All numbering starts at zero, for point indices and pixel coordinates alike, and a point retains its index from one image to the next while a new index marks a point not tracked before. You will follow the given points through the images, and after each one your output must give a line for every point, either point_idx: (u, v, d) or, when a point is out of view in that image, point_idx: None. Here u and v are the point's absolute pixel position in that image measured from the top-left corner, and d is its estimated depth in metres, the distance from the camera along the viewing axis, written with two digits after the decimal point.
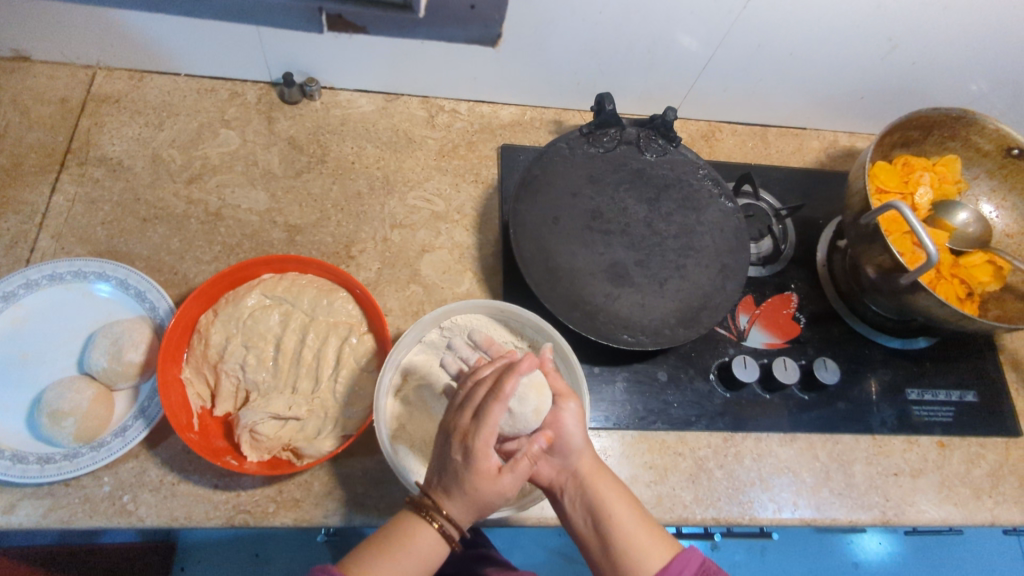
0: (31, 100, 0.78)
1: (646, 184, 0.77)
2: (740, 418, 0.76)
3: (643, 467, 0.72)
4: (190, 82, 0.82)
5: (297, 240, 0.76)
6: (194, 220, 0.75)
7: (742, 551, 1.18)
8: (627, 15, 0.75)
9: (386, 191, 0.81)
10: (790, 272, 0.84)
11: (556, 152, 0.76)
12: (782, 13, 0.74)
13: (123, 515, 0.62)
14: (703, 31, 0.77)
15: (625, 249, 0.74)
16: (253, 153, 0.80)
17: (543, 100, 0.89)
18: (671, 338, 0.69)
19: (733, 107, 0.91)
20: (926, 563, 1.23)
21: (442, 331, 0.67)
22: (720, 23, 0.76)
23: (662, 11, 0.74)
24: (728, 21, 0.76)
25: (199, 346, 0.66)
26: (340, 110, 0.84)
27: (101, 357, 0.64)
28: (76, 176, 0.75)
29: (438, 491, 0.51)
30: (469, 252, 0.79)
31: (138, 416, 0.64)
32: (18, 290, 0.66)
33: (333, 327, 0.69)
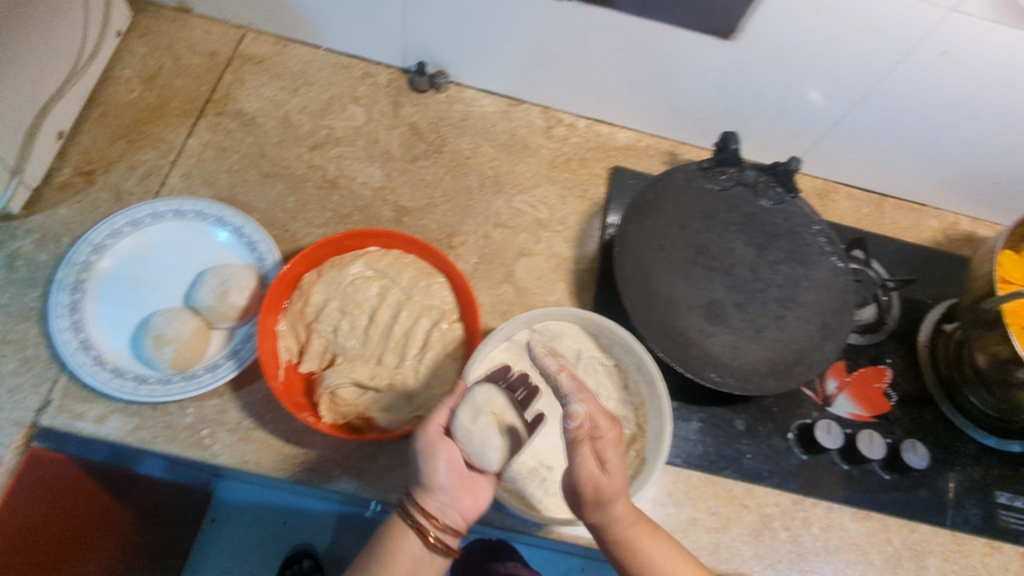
0: (185, 49, 0.82)
1: (756, 229, 0.76)
2: (815, 484, 0.73)
3: (706, 512, 0.70)
4: (329, 57, 0.85)
5: (403, 222, 0.78)
6: (311, 183, 0.78)
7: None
8: (770, 59, 0.74)
9: (495, 190, 0.82)
10: (887, 346, 0.81)
11: (671, 182, 0.76)
12: (931, 79, 0.72)
13: (199, 448, 0.64)
14: (845, 86, 0.76)
15: (724, 289, 0.73)
16: (375, 132, 0.82)
17: (662, 131, 0.88)
18: (760, 386, 0.67)
19: (852, 171, 0.89)
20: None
21: (531, 333, 0.67)
22: (863, 78, 0.74)
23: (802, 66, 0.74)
24: (868, 82, 0.74)
25: (298, 303, 0.69)
26: (463, 106, 0.86)
27: (207, 295, 0.67)
28: (212, 124, 0.79)
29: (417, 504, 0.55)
30: (565, 264, 0.79)
31: (230, 356, 0.67)
32: (145, 219, 0.71)
33: (426, 310, 0.70)
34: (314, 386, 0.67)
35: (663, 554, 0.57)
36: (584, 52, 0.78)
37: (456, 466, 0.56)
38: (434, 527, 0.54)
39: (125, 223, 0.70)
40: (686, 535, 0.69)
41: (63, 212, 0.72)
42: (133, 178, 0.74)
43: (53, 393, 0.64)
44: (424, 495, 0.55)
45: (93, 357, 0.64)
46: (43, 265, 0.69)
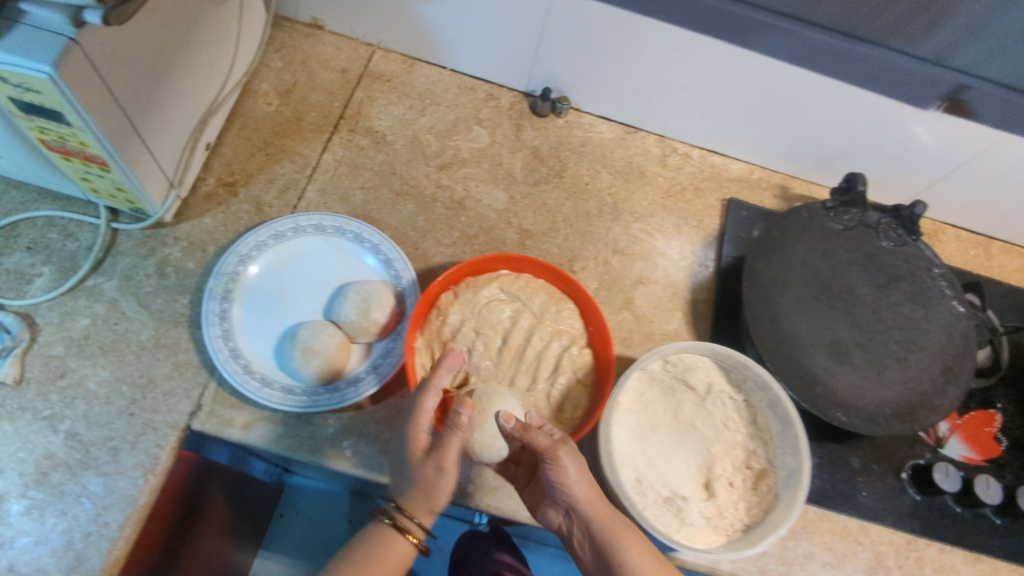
0: (318, 65, 0.85)
1: (878, 269, 0.77)
2: (930, 525, 0.73)
3: (822, 547, 0.71)
4: (453, 77, 0.88)
5: (527, 245, 0.80)
6: (440, 204, 0.80)
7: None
8: (904, 106, 0.74)
9: (614, 217, 0.83)
10: (997, 391, 0.81)
11: (796, 221, 0.77)
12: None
13: (340, 459, 0.66)
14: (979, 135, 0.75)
15: (848, 329, 0.74)
16: (499, 154, 0.84)
17: (773, 164, 0.90)
18: (885, 429, 0.68)
19: (961, 213, 0.89)
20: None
21: (664, 364, 0.69)
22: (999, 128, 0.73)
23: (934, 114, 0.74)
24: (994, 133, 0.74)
25: (436, 322, 0.70)
26: (582, 132, 0.88)
27: (351, 311, 0.69)
28: (345, 140, 0.81)
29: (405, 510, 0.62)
30: (681, 293, 0.81)
31: (371, 371, 0.69)
32: (288, 233, 0.73)
33: (557, 334, 0.71)
34: (447, 404, 0.68)
35: (641, 551, 0.59)
36: (711, 86, 0.79)
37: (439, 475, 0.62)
38: (414, 525, 0.62)
39: (269, 236, 0.72)
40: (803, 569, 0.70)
41: (207, 222, 0.74)
42: (271, 190, 0.77)
43: (203, 397, 0.67)
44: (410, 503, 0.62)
45: (243, 366, 0.66)
46: (191, 273, 0.72)
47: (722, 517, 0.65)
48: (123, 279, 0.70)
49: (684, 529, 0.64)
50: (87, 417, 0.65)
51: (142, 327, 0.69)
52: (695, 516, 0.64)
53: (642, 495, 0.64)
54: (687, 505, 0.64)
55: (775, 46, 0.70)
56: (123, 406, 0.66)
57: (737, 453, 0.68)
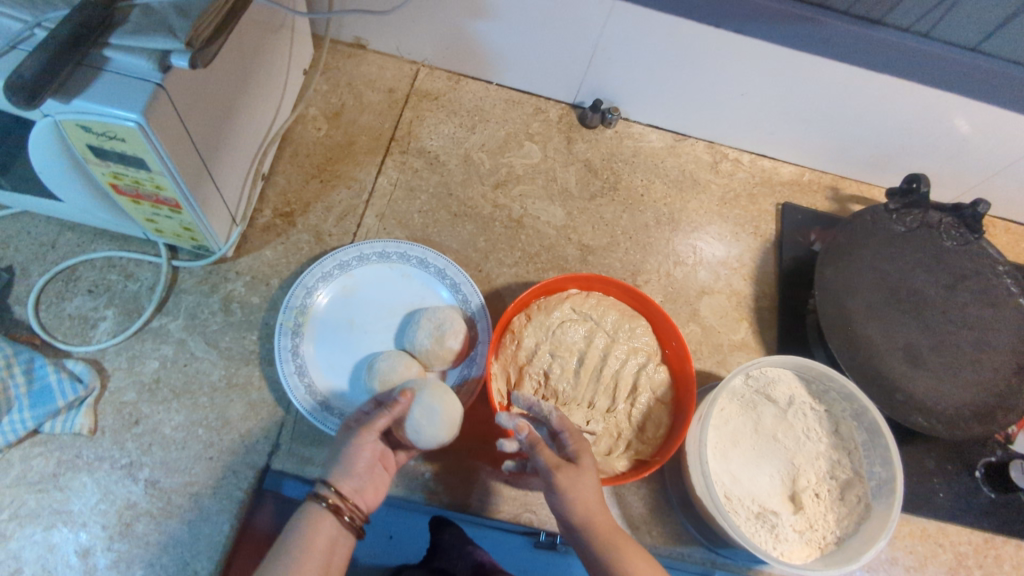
0: (364, 87, 0.83)
1: (943, 270, 0.77)
2: (1007, 522, 0.74)
3: (905, 551, 0.72)
4: (500, 92, 0.87)
5: (589, 260, 0.79)
6: (498, 223, 0.79)
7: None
8: (970, 106, 0.73)
9: (671, 227, 0.83)
10: None
11: (862, 226, 0.78)
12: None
13: (425, 491, 0.66)
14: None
15: (919, 331, 0.74)
16: (553, 169, 0.83)
17: (824, 166, 0.89)
18: (967, 431, 0.68)
19: (1012, 207, 0.89)
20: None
21: (747, 379, 0.68)
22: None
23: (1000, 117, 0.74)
24: None
25: (511, 346, 0.69)
26: (633, 142, 0.87)
27: (425, 339, 0.68)
28: (398, 163, 0.80)
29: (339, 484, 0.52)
30: (745, 301, 0.80)
31: (449, 400, 0.68)
32: (352, 261, 0.71)
33: (633, 352, 0.71)
34: None
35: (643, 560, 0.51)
36: (767, 93, 0.78)
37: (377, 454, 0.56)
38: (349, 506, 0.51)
39: (334, 265, 0.71)
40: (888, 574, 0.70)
41: (268, 254, 0.72)
42: (329, 218, 0.75)
43: (281, 436, 0.65)
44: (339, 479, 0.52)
45: (320, 403, 0.65)
46: (256, 308, 0.70)
47: (815, 530, 0.64)
48: (188, 318, 0.68)
49: (779, 544, 0.63)
50: (165, 464, 0.62)
51: (212, 367, 0.67)
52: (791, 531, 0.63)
53: (735, 512, 0.63)
54: (781, 520, 0.64)
55: (843, 49, 0.69)
56: (200, 450, 0.63)
57: (821, 464, 0.68)
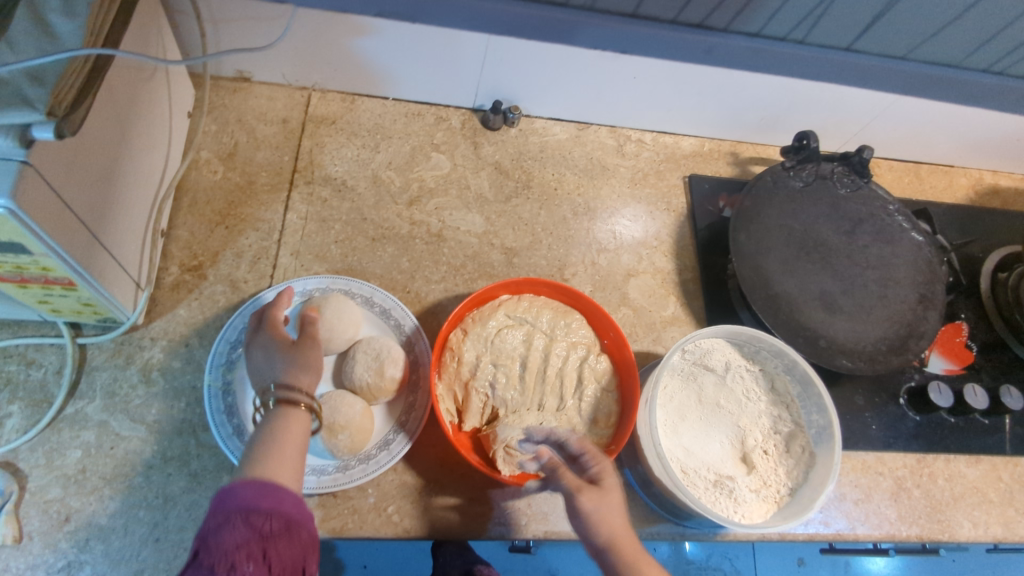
0: (255, 120, 0.80)
1: (843, 218, 0.82)
2: (934, 440, 0.80)
3: (851, 486, 0.76)
4: (398, 106, 0.85)
5: (515, 262, 0.79)
6: (418, 240, 0.77)
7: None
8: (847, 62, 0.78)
9: (589, 216, 0.84)
10: (958, 303, 0.89)
11: (763, 186, 0.81)
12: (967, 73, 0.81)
13: (390, 526, 0.64)
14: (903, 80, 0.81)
15: (831, 278, 0.78)
16: (464, 177, 0.82)
17: (721, 133, 0.93)
18: (886, 365, 0.74)
19: (893, 147, 0.96)
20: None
21: (683, 354, 0.71)
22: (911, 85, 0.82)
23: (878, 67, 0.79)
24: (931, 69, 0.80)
25: (452, 363, 0.68)
26: (538, 137, 0.87)
27: (364, 372, 0.66)
28: (305, 195, 0.77)
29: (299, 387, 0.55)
30: (669, 277, 0.83)
31: (399, 429, 0.67)
32: (274, 305, 0.69)
33: (573, 347, 0.71)
34: (484, 443, 0.67)
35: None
36: (659, 76, 0.80)
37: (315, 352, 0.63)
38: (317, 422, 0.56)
39: (255, 313, 0.68)
40: (838, 510, 0.75)
41: (183, 312, 0.68)
42: (242, 264, 0.72)
43: None
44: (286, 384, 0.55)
45: None
46: (180, 372, 0.66)
47: (770, 486, 0.67)
48: (106, 397, 0.64)
49: (741, 508, 0.65)
50: (109, 557, 0.58)
51: (143, 444, 0.62)
52: (748, 491, 0.66)
53: (696, 487, 0.66)
54: (736, 483, 0.66)
55: (700, 57, 0.76)
56: (145, 534, 0.59)
57: (765, 421, 0.71)
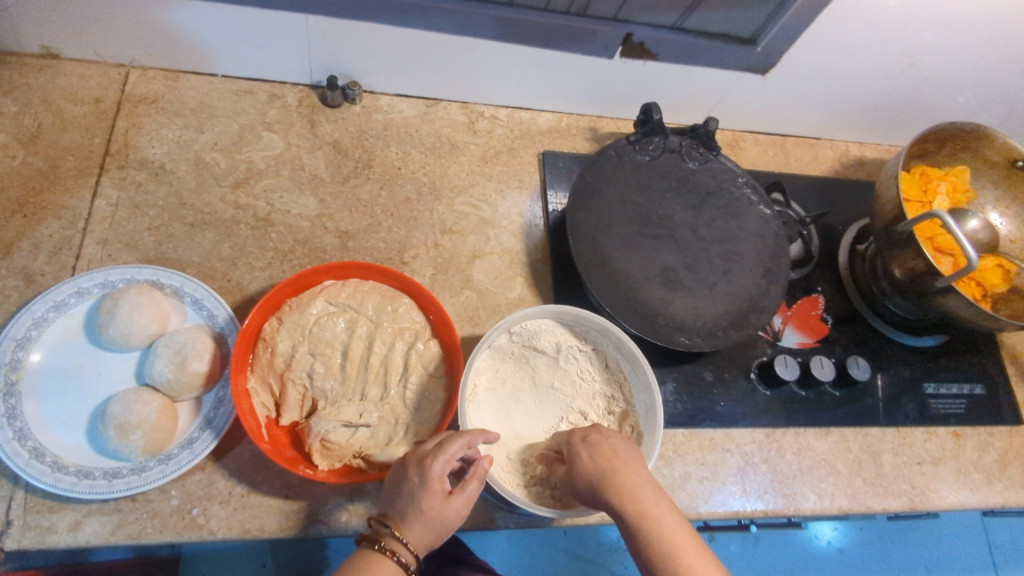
0: (63, 100, 0.74)
1: (690, 192, 0.80)
2: (782, 414, 0.80)
3: (696, 464, 0.75)
4: (229, 84, 0.80)
5: (350, 246, 0.75)
6: (243, 225, 0.73)
7: (738, 541, 1.24)
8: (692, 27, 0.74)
9: (434, 196, 0.81)
10: (816, 276, 0.89)
11: (607, 160, 0.79)
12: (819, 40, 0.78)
13: (194, 529, 0.61)
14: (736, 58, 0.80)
15: (674, 254, 0.76)
16: (298, 157, 0.78)
17: (579, 108, 0.90)
18: (725, 340, 0.72)
19: (756, 119, 0.94)
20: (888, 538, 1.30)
21: (511, 336, 0.69)
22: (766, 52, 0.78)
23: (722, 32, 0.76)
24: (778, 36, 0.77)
25: (265, 355, 0.65)
26: (383, 115, 0.83)
27: (165, 367, 0.62)
28: (117, 180, 0.72)
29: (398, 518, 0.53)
30: (517, 258, 0.80)
31: (205, 427, 0.63)
32: (70, 299, 0.64)
33: (398, 333, 0.69)
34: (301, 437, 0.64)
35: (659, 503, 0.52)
36: (497, 46, 0.76)
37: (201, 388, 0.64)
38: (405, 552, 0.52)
39: (47, 308, 0.63)
40: (682, 490, 0.74)
41: None
42: (40, 256, 0.67)
43: (11, 510, 0.58)
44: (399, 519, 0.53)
45: (50, 464, 0.58)
46: None
47: None
48: None
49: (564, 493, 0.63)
50: None
51: None
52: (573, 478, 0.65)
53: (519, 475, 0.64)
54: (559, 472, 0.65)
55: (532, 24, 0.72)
56: None
57: (597, 403, 0.69)
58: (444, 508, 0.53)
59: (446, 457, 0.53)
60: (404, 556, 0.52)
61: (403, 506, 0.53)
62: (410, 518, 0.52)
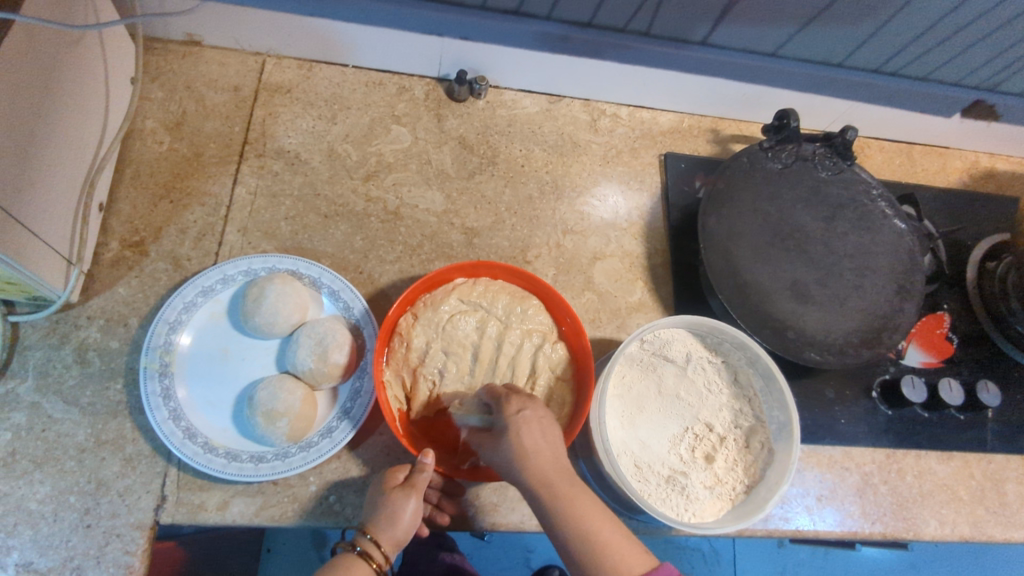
0: (205, 88, 0.76)
1: (822, 202, 0.78)
2: (904, 435, 0.78)
3: (815, 481, 0.74)
4: (359, 75, 0.81)
5: (475, 243, 0.76)
6: (374, 218, 0.74)
7: (808, 550, 1.25)
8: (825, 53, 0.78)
9: (557, 195, 0.80)
10: (942, 293, 0.85)
11: (739, 166, 0.76)
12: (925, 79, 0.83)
13: (331, 515, 0.63)
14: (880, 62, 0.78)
15: (805, 267, 0.75)
16: (425, 151, 0.79)
17: (701, 109, 0.88)
18: (857, 358, 0.70)
19: (885, 125, 0.91)
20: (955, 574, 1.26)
21: (641, 343, 0.68)
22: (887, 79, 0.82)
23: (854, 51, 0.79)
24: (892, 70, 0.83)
25: (401, 349, 0.66)
26: (507, 110, 0.83)
27: (308, 357, 0.64)
28: (256, 168, 0.74)
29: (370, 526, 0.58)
30: (638, 261, 0.79)
31: (343, 417, 0.65)
32: (216, 285, 0.66)
33: (528, 335, 0.69)
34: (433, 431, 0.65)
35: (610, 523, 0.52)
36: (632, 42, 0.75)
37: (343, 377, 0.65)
38: (378, 553, 0.57)
39: (197, 293, 0.65)
40: (801, 507, 0.72)
41: (122, 290, 0.66)
42: (186, 241, 0.69)
43: (165, 486, 0.61)
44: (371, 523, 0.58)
45: (202, 445, 0.60)
46: (117, 353, 0.64)
47: (724, 483, 0.65)
48: (39, 378, 0.62)
49: (695, 506, 0.63)
50: (37, 543, 0.57)
51: (75, 427, 0.61)
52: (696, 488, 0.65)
53: (648, 486, 0.63)
54: (684, 481, 0.64)
55: None
56: (76, 520, 0.58)
57: (724, 416, 0.68)
58: (393, 495, 0.59)
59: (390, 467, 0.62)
60: (376, 559, 0.57)
61: (372, 511, 0.59)
62: (377, 516, 0.58)
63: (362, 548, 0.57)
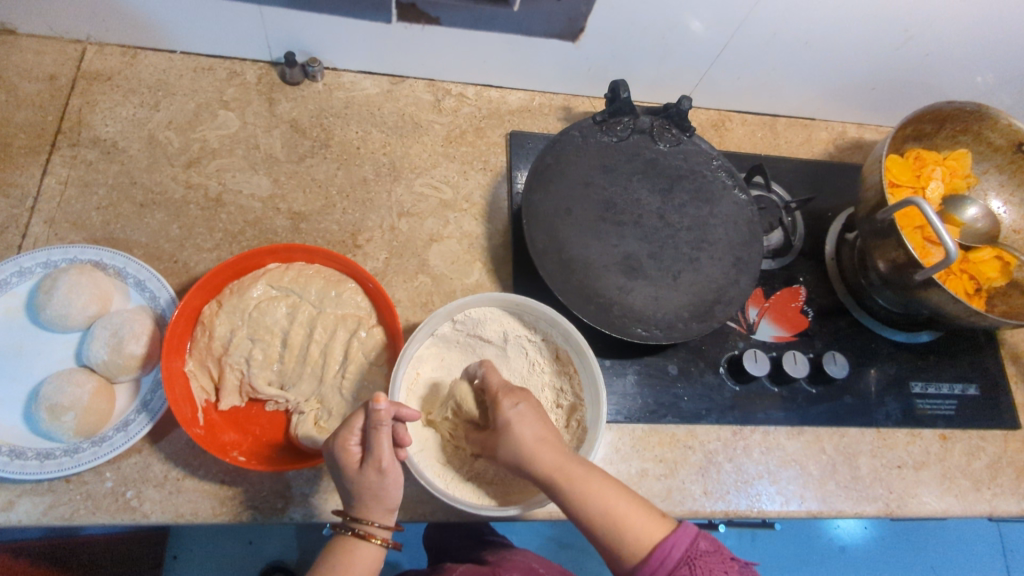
0: (18, 77, 0.73)
1: (659, 175, 0.76)
2: (750, 411, 0.76)
3: (654, 461, 0.72)
4: (186, 60, 0.79)
5: (302, 228, 0.74)
6: (193, 205, 0.72)
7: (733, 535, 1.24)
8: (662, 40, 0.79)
9: (393, 177, 0.78)
10: (798, 266, 0.84)
11: (569, 141, 0.75)
12: (764, 55, 0.82)
13: (127, 512, 0.61)
14: (708, 31, 0.77)
15: (638, 241, 0.72)
16: (253, 136, 0.77)
17: (553, 86, 0.87)
18: (685, 333, 0.69)
19: (743, 97, 0.90)
20: (867, 558, 1.26)
21: (454, 324, 0.66)
22: (720, 53, 0.82)
23: (692, 35, 0.78)
24: (723, 42, 0.79)
25: (203, 339, 0.64)
26: (344, 92, 0.81)
27: (101, 349, 0.62)
28: (68, 158, 0.71)
29: (358, 508, 0.54)
30: (478, 242, 0.77)
31: (141, 410, 0.62)
32: (11, 278, 0.64)
33: (341, 320, 0.67)
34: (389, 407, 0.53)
35: (624, 506, 0.49)
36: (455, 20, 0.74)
37: (146, 365, 0.64)
38: (382, 530, 0.54)
39: None
40: (637, 488, 0.70)
41: None
42: None
43: None
44: (359, 506, 0.54)
45: None
46: None
47: None
48: None
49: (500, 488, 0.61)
50: None
51: None
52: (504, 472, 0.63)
53: (459, 472, 0.62)
54: (489, 467, 0.62)
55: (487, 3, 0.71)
56: None
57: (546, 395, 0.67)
58: (365, 481, 0.52)
59: (339, 437, 0.53)
60: (376, 536, 0.54)
61: (349, 495, 0.54)
62: (357, 502, 0.54)
63: (354, 528, 0.54)
